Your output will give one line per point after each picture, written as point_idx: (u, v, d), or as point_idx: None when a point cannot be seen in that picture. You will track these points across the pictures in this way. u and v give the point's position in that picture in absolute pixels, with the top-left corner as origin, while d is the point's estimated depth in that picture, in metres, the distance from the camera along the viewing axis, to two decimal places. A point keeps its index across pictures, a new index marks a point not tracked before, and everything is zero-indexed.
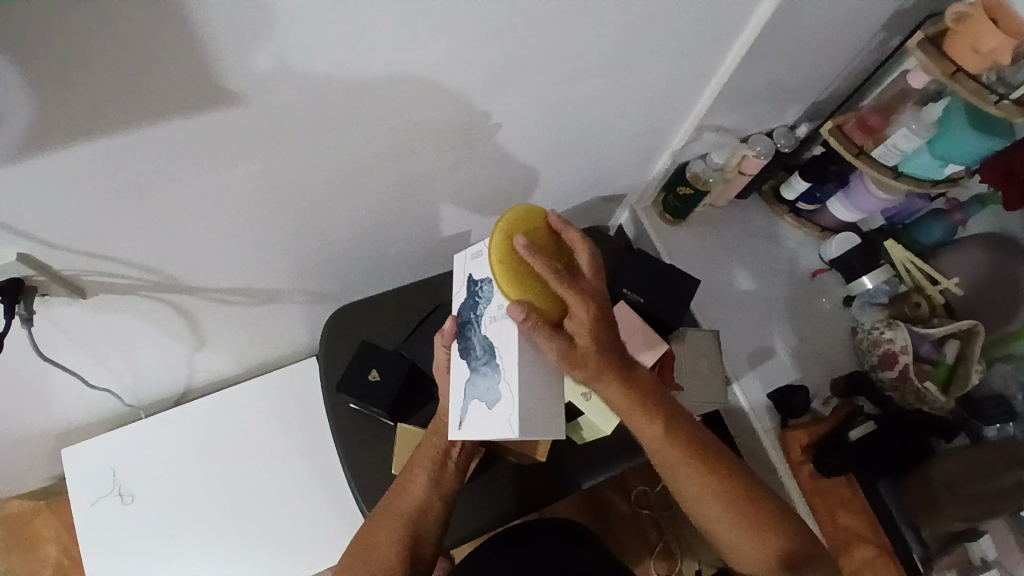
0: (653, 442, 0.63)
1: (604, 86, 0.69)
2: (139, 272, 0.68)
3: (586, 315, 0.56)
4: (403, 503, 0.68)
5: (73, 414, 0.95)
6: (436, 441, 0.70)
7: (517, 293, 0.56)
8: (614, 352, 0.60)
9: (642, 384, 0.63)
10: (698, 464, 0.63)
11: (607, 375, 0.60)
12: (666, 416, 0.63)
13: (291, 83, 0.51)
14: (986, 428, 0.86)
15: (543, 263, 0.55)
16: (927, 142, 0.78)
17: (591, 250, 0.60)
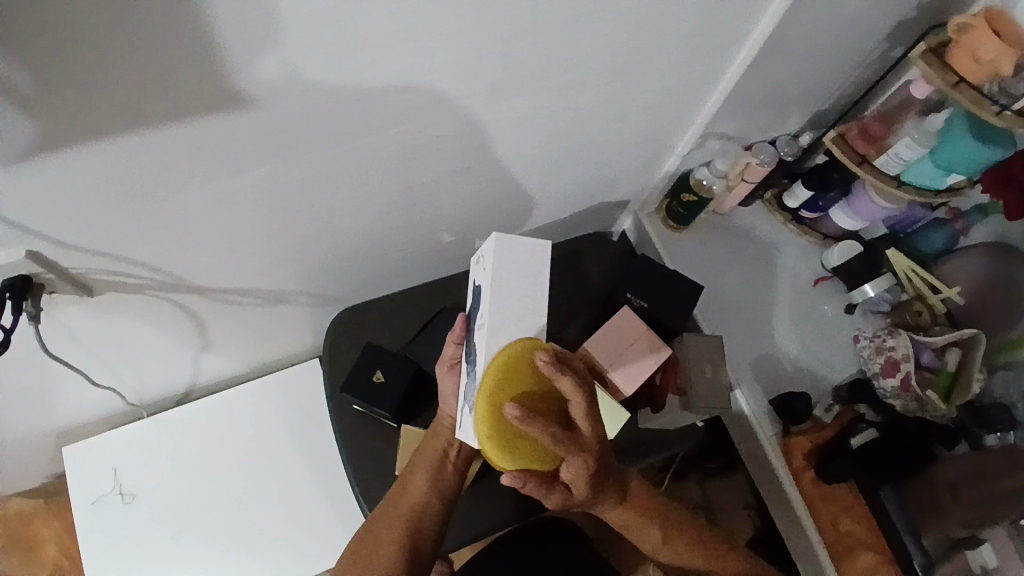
0: (644, 535, 0.75)
1: (605, 97, 0.71)
2: (146, 272, 0.69)
3: (581, 467, 0.61)
4: (403, 502, 0.70)
5: (79, 410, 0.97)
6: (436, 441, 0.73)
7: (515, 465, 0.59)
8: (602, 478, 0.66)
9: (632, 493, 0.73)
10: (685, 541, 0.75)
11: (599, 496, 0.68)
12: (652, 513, 0.74)
13: (301, 88, 0.53)
14: (986, 436, 0.87)
15: (544, 434, 0.57)
16: (929, 151, 0.79)
17: (587, 396, 0.59)
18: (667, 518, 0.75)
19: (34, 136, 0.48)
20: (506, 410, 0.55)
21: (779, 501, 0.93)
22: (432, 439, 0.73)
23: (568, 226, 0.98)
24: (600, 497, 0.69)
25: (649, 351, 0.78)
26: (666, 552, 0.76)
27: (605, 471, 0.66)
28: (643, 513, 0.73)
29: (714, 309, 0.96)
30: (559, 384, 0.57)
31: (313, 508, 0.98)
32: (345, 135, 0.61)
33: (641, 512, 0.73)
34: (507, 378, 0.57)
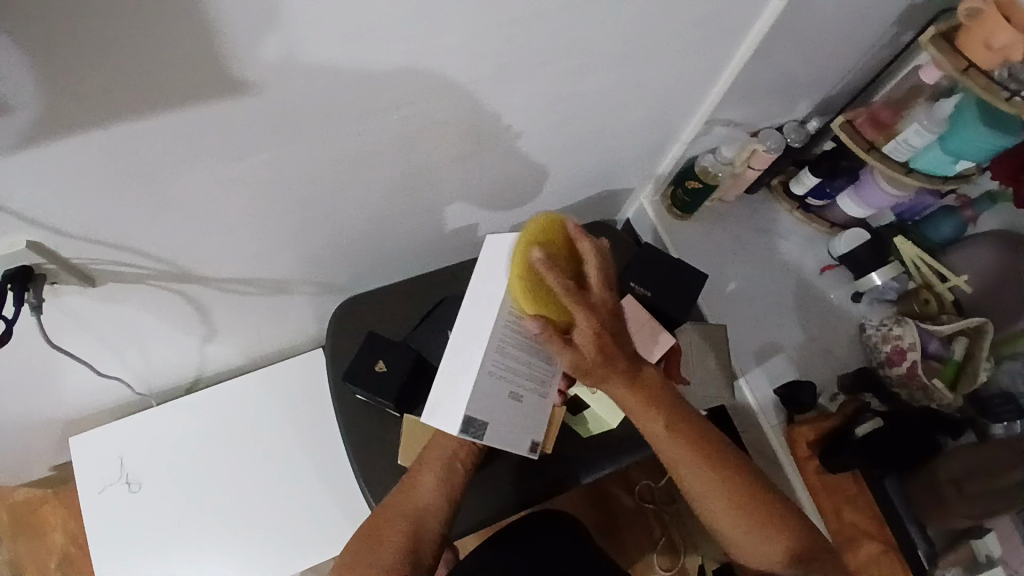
0: (660, 443, 0.65)
1: (609, 80, 0.70)
2: (147, 261, 0.69)
3: (587, 326, 0.58)
4: (409, 500, 0.70)
5: (84, 399, 0.97)
6: (444, 442, 0.73)
7: (535, 309, 0.61)
8: (616, 359, 0.62)
9: (646, 379, 0.65)
10: (707, 462, 0.65)
11: (612, 379, 0.63)
12: (671, 417, 0.65)
13: (297, 74, 0.52)
14: (993, 426, 0.85)
15: (553, 277, 0.58)
16: (938, 138, 0.78)
17: (602, 259, 0.60)
18: (683, 431, 0.65)
19: (35, 124, 0.47)
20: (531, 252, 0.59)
21: (784, 490, 0.93)
22: (442, 439, 0.73)
23: (572, 214, 0.98)
24: (613, 381, 0.63)
25: (652, 343, 0.76)
26: (684, 472, 0.65)
27: (619, 343, 0.62)
28: (653, 404, 0.64)
29: (719, 298, 0.95)
30: (580, 245, 0.60)
31: (317, 497, 0.98)
32: (345, 123, 0.60)
33: (649, 402, 0.64)
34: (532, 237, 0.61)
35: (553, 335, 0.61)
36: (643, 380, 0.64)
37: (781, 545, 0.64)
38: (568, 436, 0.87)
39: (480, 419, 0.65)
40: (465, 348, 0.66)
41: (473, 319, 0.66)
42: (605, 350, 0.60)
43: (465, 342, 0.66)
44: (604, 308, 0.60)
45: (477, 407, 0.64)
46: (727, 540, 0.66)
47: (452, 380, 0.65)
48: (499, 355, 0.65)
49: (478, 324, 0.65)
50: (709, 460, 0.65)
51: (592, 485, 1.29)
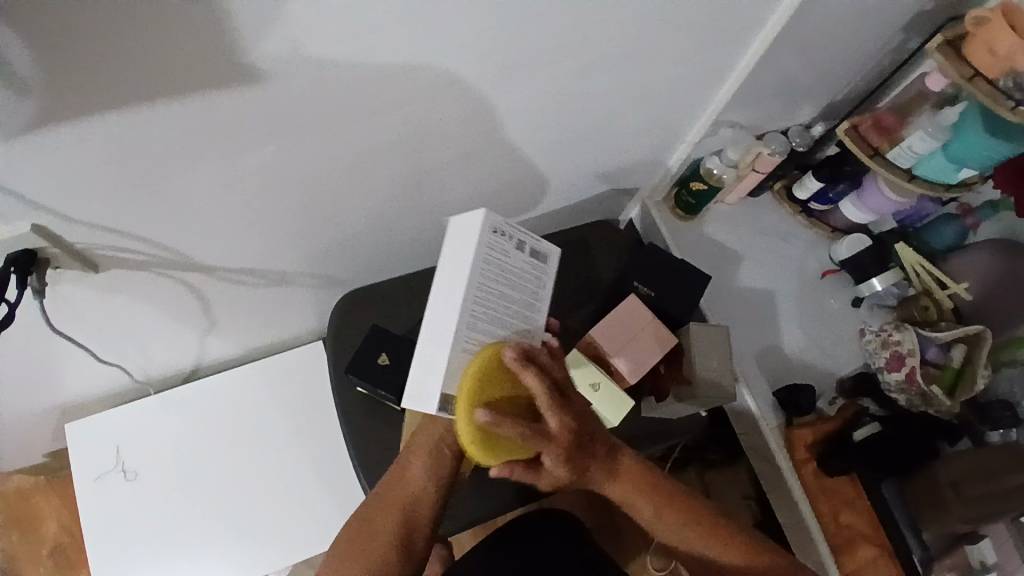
0: (652, 524, 0.69)
1: (618, 80, 0.70)
2: (152, 248, 0.69)
3: (557, 461, 0.61)
4: (399, 490, 0.70)
5: (80, 387, 0.97)
6: (433, 428, 0.71)
7: (499, 458, 0.60)
8: (592, 461, 0.65)
9: (626, 471, 0.68)
10: (705, 530, 0.69)
11: (596, 479, 0.67)
12: (656, 498, 0.69)
13: (309, 62, 0.52)
14: (989, 433, 0.87)
15: (506, 429, 0.57)
16: (942, 145, 0.78)
17: (548, 393, 0.59)
18: (671, 511, 0.69)
19: (44, 107, 0.47)
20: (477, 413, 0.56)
21: (781, 491, 0.92)
22: (431, 425, 0.71)
23: (576, 212, 0.98)
24: (597, 480, 0.67)
25: (655, 342, 0.77)
26: (685, 543, 0.69)
27: (589, 447, 0.64)
28: (644, 494, 0.68)
29: (720, 300, 0.95)
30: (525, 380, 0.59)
31: (314, 491, 0.98)
32: (354, 113, 0.60)
33: (639, 492, 0.68)
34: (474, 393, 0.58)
35: (527, 469, 0.62)
36: (626, 472, 0.68)
37: None
38: None
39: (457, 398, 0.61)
40: (437, 328, 0.63)
41: (442, 302, 0.64)
42: (577, 462, 0.63)
43: (436, 327, 0.64)
44: (567, 434, 0.61)
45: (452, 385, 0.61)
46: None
47: (426, 365, 0.63)
48: (470, 331, 0.62)
49: (447, 304, 0.63)
50: (715, 534, 0.69)
51: (588, 485, 1.29)
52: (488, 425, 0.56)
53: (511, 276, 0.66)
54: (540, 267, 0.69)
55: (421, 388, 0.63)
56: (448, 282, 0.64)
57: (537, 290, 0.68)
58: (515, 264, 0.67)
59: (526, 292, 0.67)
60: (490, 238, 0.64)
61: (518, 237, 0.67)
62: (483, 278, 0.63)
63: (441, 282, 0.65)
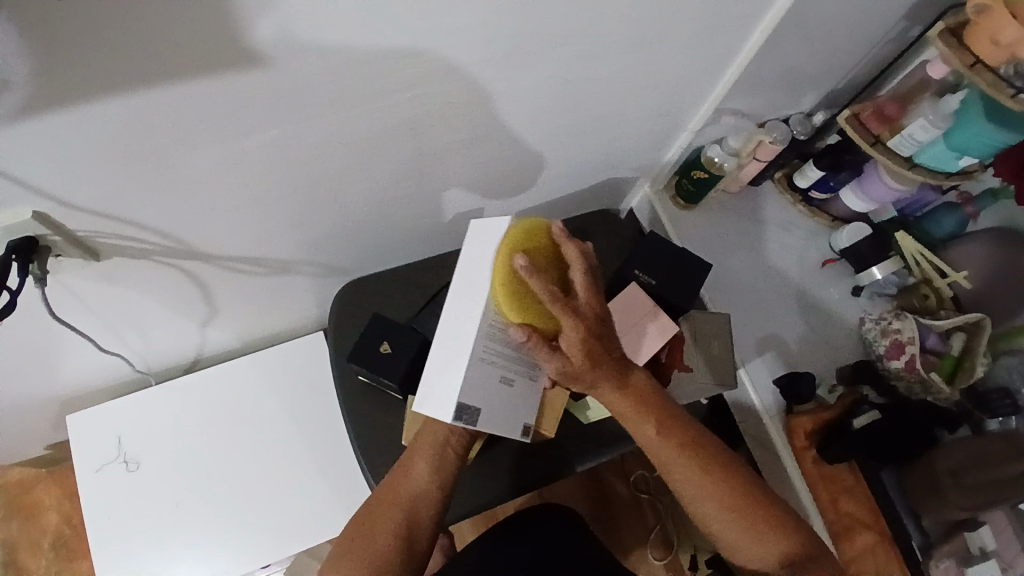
0: (649, 442, 0.67)
1: (620, 66, 0.69)
2: (153, 237, 0.69)
3: (575, 333, 0.60)
4: (402, 489, 0.69)
5: (82, 377, 0.97)
6: (437, 430, 0.71)
7: (518, 314, 0.61)
8: (608, 359, 0.64)
9: (637, 383, 0.67)
10: (699, 459, 0.67)
11: (603, 385, 0.65)
12: (660, 417, 0.67)
13: (312, 47, 0.52)
14: (988, 421, 0.86)
15: (538, 283, 0.58)
16: (943, 133, 0.78)
17: (585, 267, 0.62)
18: (672, 430, 0.67)
19: (45, 91, 0.47)
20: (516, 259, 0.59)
21: (781, 478, 0.93)
22: (434, 426, 0.71)
23: (577, 201, 0.98)
24: (603, 386, 0.65)
25: (656, 330, 0.78)
26: (675, 471, 0.68)
27: (607, 347, 0.63)
28: (648, 409, 0.67)
29: (720, 289, 0.96)
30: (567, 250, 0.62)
31: (315, 481, 0.98)
32: (357, 99, 0.60)
33: (642, 408, 0.66)
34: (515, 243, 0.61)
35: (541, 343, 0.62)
36: (634, 386, 0.67)
37: (772, 547, 0.66)
38: (569, 422, 0.87)
39: (472, 403, 0.63)
40: (457, 334, 0.64)
41: (462, 308, 0.65)
42: (594, 352, 0.62)
43: (454, 332, 0.65)
44: (591, 316, 0.62)
45: (469, 390, 0.62)
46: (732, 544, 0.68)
47: (444, 366, 0.64)
48: (490, 338, 0.63)
49: (470, 307, 0.64)
50: (704, 465, 0.67)
51: (588, 475, 1.30)
52: (522, 271, 0.58)
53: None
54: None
55: (438, 391, 0.64)
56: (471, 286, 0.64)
57: None
58: None
59: None
60: None
61: None
62: None
63: (459, 290, 0.66)
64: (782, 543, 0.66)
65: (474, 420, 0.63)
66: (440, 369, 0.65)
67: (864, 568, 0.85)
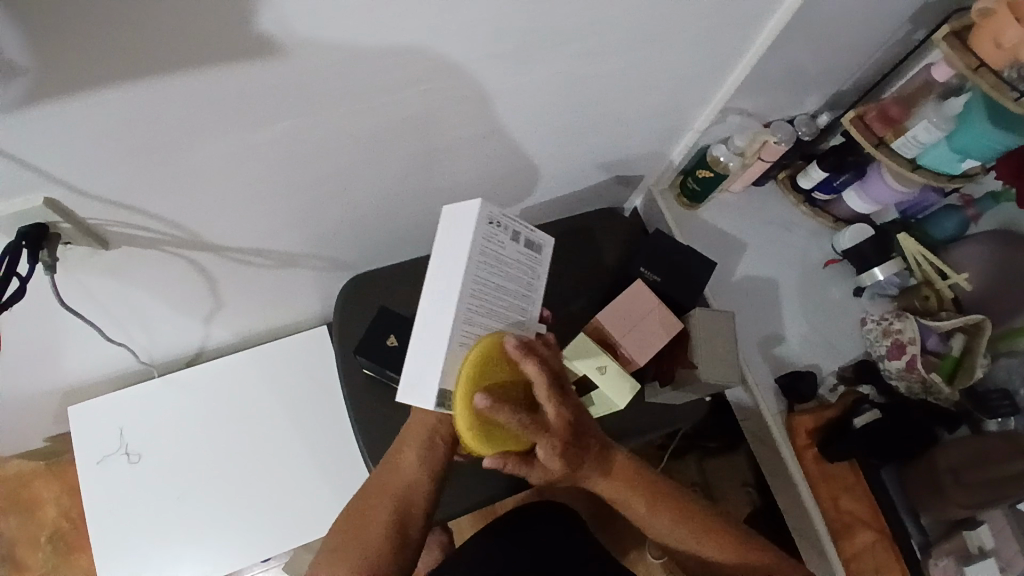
0: (644, 520, 0.72)
1: (628, 64, 0.70)
2: (161, 227, 0.69)
3: (552, 453, 0.63)
4: (392, 480, 0.71)
5: (85, 369, 0.97)
6: (424, 419, 0.72)
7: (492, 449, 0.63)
8: (586, 456, 0.67)
9: (621, 468, 0.71)
10: (694, 526, 0.72)
11: (590, 476, 0.69)
12: (650, 495, 0.72)
13: (327, 38, 0.52)
14: (988, 421, 0.88)
15: (502, 414, 0.59)
16: (947, 136, 0.79)
17: (548, 382, 0.61)
18: (663, 503, 0.72)
19: (62, 76, 0.47)
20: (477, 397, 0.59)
21: (782, 476, 0.94)
22: (420, 416, 0.72)
23: (582, 199, 0.98)
24: (591, 477, 0.69)
25: (660, 326, 0.78)
26: (674, 537, 0.72)
27: (584, 440, 0.66)
28: (636, 489, 0.71)
29: (723, 288, 0.96)
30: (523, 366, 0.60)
31: (316, 475, 0.98)
32: (369, 92, 0.60)
33: (631, 489, 0.71)
34: (475, 371, 0.61)
35: (519, 461, 0.64)
36: (618, 469, 0.71)
37: None
38: None
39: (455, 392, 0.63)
40: (435, 322, 0.64)
41: (439, 296, 0.64)
42: (572, 458, 0.65)
43: (431, 321, 0.64)
44: (562, 427, 0.63)
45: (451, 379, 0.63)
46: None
47: (423, 354, 0.64)
48: (468, 327, 0.63)
49: (446, 294, 0.64)
50: (701, 530, 0.72)
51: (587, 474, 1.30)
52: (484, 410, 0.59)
53: (507, 270, 0.67)
54: (534, 257, 0.70)
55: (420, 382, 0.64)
56: (444, 271, 0.64)
57: (531, 280, 0.70)
58: (511, 255, 0.68)
59: (521, 283, 0.69)
60: (486, 228, 0.65)
61: (513, 228, 0.68)
62: (479, 268, 0.63)
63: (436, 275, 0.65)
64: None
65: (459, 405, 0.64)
66: (421, 357, 0.65)
67: (863, 564, 0.86)
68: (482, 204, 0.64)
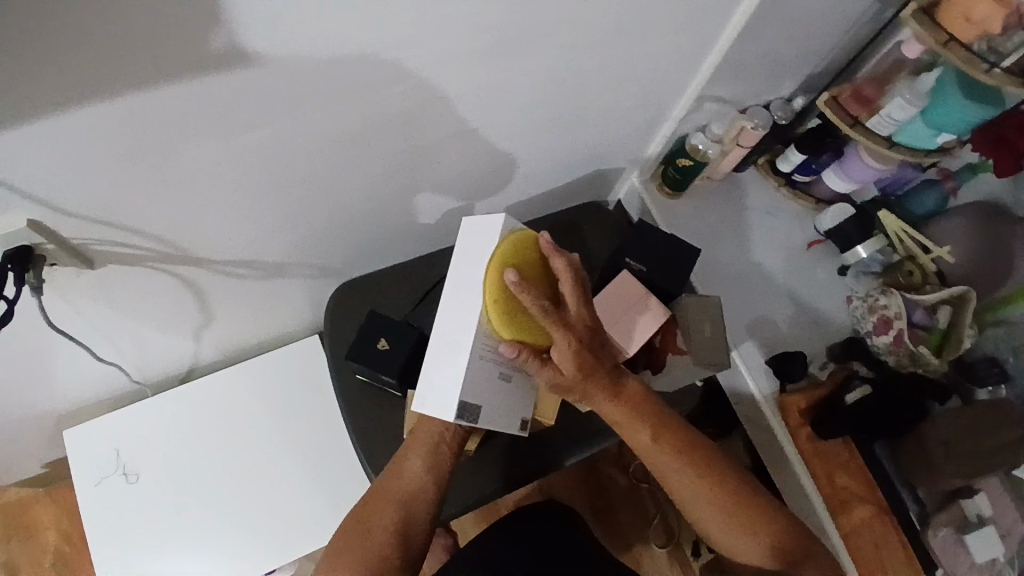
0: (643, 446, 0.71)
1: (605, 57, 0.70)
2: (146, 242, 0.69)
3: (568, 348, 0.63)
4: (397, 487, 0.71)
5: (78, 390, 0.97)
6: (431, 426, 0.71)
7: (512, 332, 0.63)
8: (599, 371, 0.67)
9: (630, 391, 0.70)
10: (692, 466, 0.70)
11: (596, 393, 0.68)
12: (655, 424, 0.70)
13: (300, 46, 0.52)
14: (977, 391, 0.90)
15: (529, 297, 0.60)
16: (921, 111, 0.80)
17: (576, 280, 0.64)
18: (666, 435, 0.70)
19: (36, 97, 0.47)
20: (507, 274, 0.60)
21: (777, 455, 0.95)
22: (428, 422, 0.72)
23: (565, 193, 0.99)
24: (597, 394, 0.69)
25: (648, 315, 0.78)
26: (669, 472, 0.71)
27: (598, 355, 0.66)
28: (640, 417, 0.70)
29: (709, 275, 0.97)
30: (555, 262, 0.63)
31: (317, 483, 0.98)
32: (346, 97, 0.60)
33: (636, 414, 0.70)
34: (505, 258, 0.63)
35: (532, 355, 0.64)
36: (626, 391, 0.70)
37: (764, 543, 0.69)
38: (566, 412, 0.88)
39: (472, 402, 0.65)
40: (454, 336, 0.66)
41: (459, 309, 0.66)
42: (585, 365, 0.65)
43: (452, 333, 0.66)
44: (581, 327, 0.64)
45: (469, 391, 0.64)
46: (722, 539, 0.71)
47: (442, 364, 0.66)
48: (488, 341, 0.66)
49: (465, 307, 0.66)
50: (699, 468, 0.70)
51: (587, 466, 1.31)
52: (512, 286, 0.60)
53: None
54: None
55: (437, 393, 0.66)
56: (465, 284, 0.66)
57: None
58: None
59: None
60: None
61: None
62: None
63: (456, 291, 0.67)
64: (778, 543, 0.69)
65: (474, 418, 0.66)
66: (439, 369, 0.66)
67: (861, 539, 0.87)
68: (507, 222, 0.66)
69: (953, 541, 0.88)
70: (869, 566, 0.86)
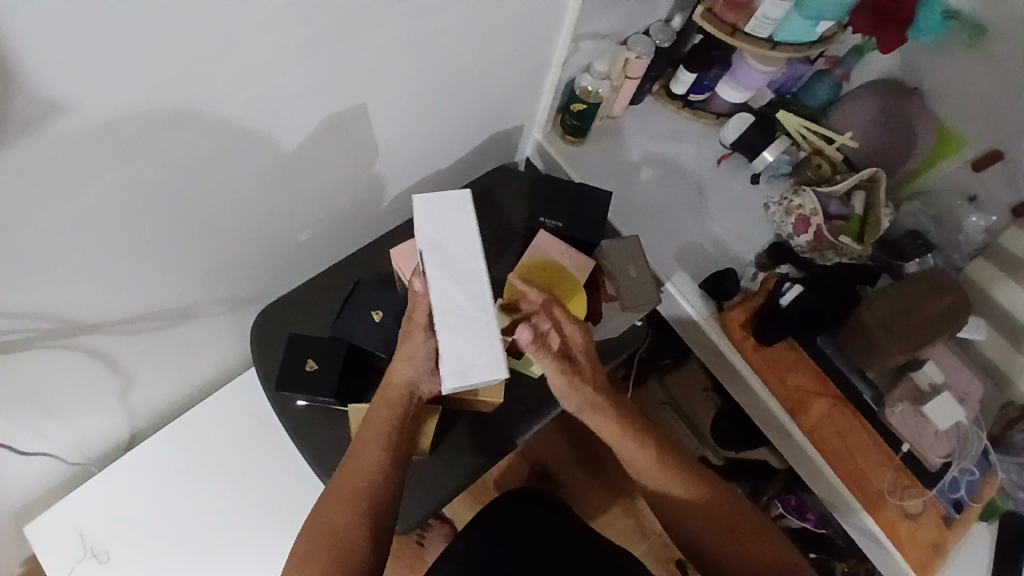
0: (648, 469, 0.70)
1: (462, 18, 0.67)
2: (32, 321, 0.64)
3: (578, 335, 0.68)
4: (358, 478, 0.67)
5: (20, 487, 0.91)
6: (387, 413, 0.69)
7: None
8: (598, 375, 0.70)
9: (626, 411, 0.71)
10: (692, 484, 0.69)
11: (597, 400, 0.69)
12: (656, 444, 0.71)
13: (116, 77, 0.47)
14: (906, 265, 0.92)
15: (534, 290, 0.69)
16: (794, 5, 0.78)
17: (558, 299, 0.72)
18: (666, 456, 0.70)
19: None
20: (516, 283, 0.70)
21: (729, 373, 0.95)
22: (383, 411, 0.69)
23: (469, 163, 0.96)
24: (599, 404, 0.69)
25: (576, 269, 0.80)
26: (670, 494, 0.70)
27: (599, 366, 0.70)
28: (627, 424, 0.70)
29: (629, 212, 0.96)
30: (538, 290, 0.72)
31: (295, 508, 0.97)
32: (191, 120, 0.56)
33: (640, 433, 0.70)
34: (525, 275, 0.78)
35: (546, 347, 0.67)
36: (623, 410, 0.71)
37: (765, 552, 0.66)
38: (513, 385, 0.86)
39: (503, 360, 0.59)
40: (464, 304, 0.58)
41: (462, 278, 0.59)
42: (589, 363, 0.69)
43: (465, 303, 0.59)
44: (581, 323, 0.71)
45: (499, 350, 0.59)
46: (704, 540, 0.68)
47: (469, 325, 0.58)
48: None
49: (472, 269, 0.60)
50: (687, 476, 0.70)
51: (564, 422, 1.32)
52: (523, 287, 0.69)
53: None
54: None
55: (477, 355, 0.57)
56: (456, 249, 0.61)
57: None
58: None
59: None
60: None
61: None
62: None
63: (446, 261, 0.60)
64: (759, 541, 0.66)
65: None
66: (464, 335, 0.57)
67: (825, 432, 0.89)
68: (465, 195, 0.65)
69: (912, 415, 0.89)
70: (838, 456, 0.89)
